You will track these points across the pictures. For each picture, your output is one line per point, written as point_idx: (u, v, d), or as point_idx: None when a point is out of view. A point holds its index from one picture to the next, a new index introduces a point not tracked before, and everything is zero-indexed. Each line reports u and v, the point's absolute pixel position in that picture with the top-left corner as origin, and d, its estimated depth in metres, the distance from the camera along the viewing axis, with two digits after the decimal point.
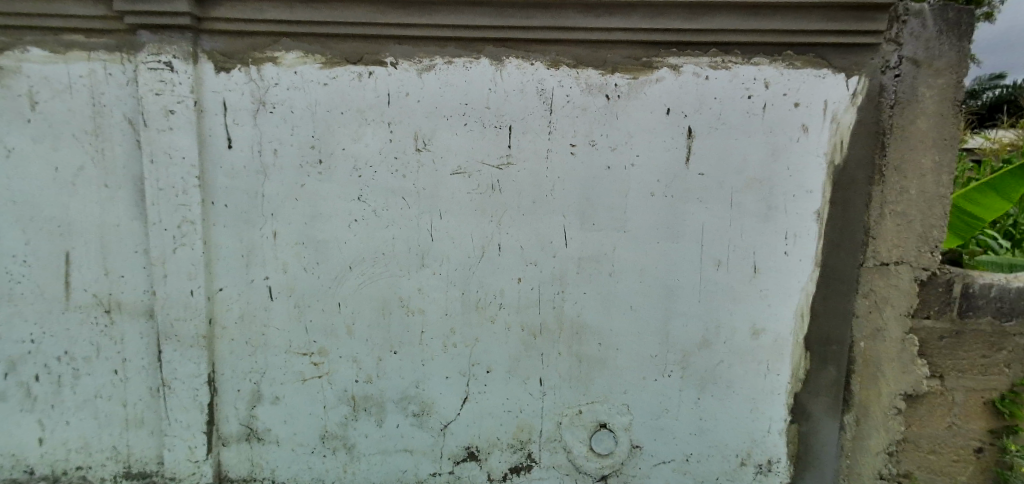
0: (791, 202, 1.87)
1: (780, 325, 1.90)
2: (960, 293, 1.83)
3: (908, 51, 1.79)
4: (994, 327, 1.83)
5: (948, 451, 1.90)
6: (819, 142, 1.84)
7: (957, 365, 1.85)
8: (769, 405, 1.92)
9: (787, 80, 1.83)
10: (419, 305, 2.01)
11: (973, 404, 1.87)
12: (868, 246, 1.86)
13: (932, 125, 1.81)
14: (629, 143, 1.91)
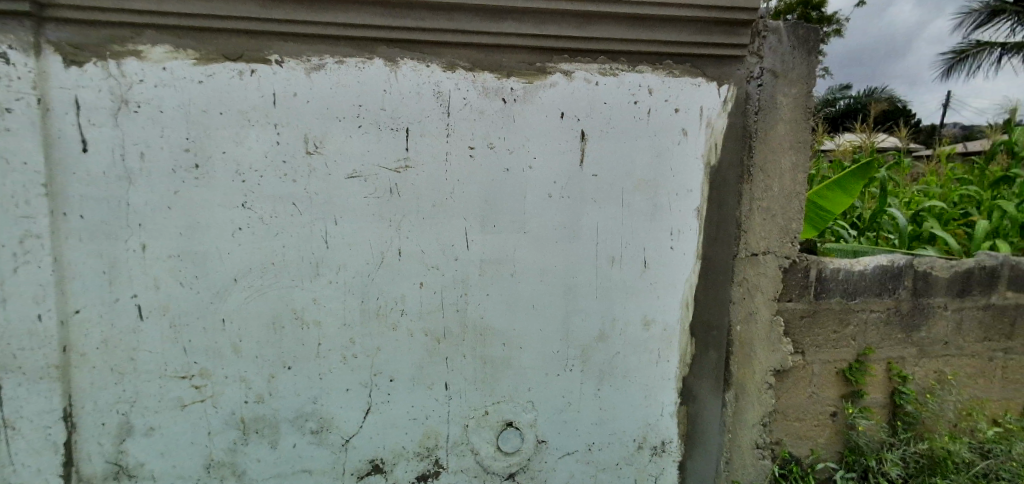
0: (675, 200, 2.01)
1: (668, 315, 2.04)
2: (815, 277, 2.07)
3: (768, 64, 2.00)
4: (842, 306, 2.08)
5: (810, 417, 2.14)
6: (697, 144, 2.00)
7: (815, 341, 2.10)
8: (660, 390, 2.06)
9: (668, 88, 1.97)
10: (315, 317, 1.91)
11: (828, 374, 2.12)
12: (740, 239, 2.05)
13: (788, 130, 2.04)
14: (527, 146, 1.95)
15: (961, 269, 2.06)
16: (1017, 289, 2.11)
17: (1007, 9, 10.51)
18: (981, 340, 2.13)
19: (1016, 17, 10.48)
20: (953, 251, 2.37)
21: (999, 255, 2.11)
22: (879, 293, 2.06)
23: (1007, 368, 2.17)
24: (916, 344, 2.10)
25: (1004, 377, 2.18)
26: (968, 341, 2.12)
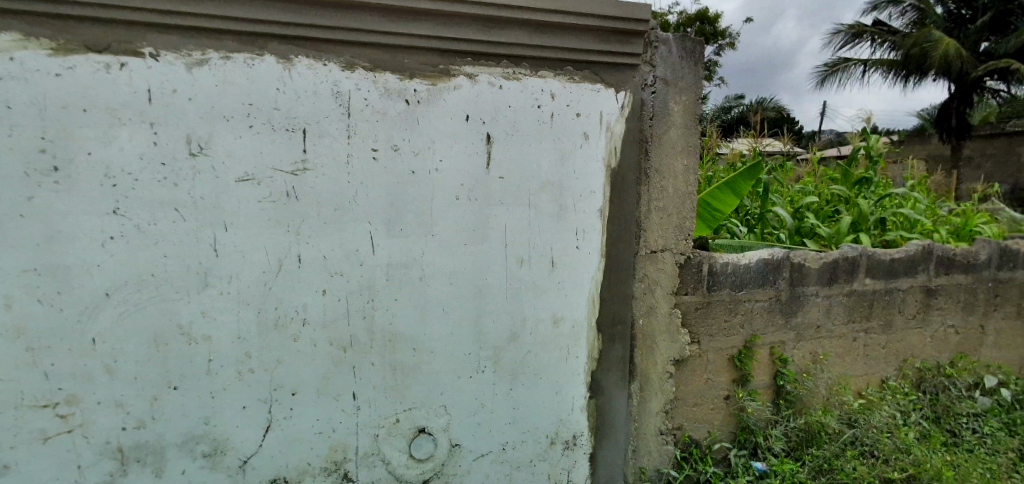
0: (579, 201, 2.08)
1: (575, 313, 2.11)
2: (707, 271, 2.23)
3: (660, 72, 2.13)
4: (732, 297, 2.26)
5: (706, 402, 2.30)
6: (598, 147, 2.08)
7: (708, 331, 2.26)
8: (570, 385, 2.12)
9: (569, 93, 2.03)
10: (204, 332, 1.77)
11: (721, 361, 2.29)
12: (640, 237, 2.17)
13: (680, 135, 2.19)
14: (432, 148, 1.93)
15: (829, 260, 2.31)
16: (874, 277, 2.38)
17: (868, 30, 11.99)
18: (846, 323, 2.39)
19: (874, 38, 11.99)
20: (826, 244, 2.64)
21: (860, 246, 2.38)
22: (762, 284, 2.26)
23: (868, 346, 2.45)
24: (794, 328, 2.33)
25: (866, 354, 2.45)
26: (837, 324, 2.38)
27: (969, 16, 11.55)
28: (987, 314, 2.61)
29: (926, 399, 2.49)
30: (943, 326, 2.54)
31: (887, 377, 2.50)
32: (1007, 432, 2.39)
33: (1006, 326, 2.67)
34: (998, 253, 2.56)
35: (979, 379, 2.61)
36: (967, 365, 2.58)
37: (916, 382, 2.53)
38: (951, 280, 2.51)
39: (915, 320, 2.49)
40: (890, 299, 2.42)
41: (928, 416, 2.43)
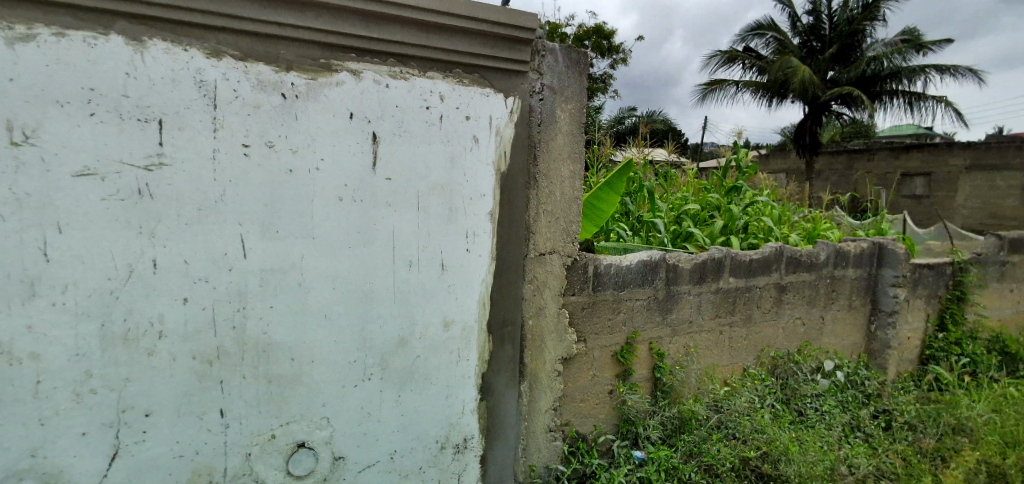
0: (469, 204, 2.08)
1: (466, 316, 2.10)
2: (592, 272, 2.34)
3: (547, 81, 2.21)
4: (615, 296, 2.39)
5: (591, 398, 2.41)
6: (488, 151, 2.10)
7: (593, 329, 2.38)
8: (461, 388, 2.11)
9: (458, 96, 2.03)
10: (30, 349, 1.53)
11: (606, 357, 2.42)
12: (530, 240, 2.23)
13: (566, 142, 2.28)
14: (312, 146, 1.83)
15: (699, 261, 2.53)
16: (736, 275, 2.65)
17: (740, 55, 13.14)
18: (714, 317, 2.63)
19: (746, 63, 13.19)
20: (700, 246, 2.90)
21: (725, 248, 2.63)
22: (642, 284, 2.42)
23: (732, 338, 2.71)
24: (669, 324, 2.52)
25: (730, 345, 2.71)
26: (705, 318, 2.61)
27: (820, 47, 13.08)
28: (827, 306, 3.01)
29: (779, 383, 2.81)
30: (793, 318, 2.88)
31: (748, 365, 2.79)
32: (840, 409, 2.76)
33: (841, 316, 3.08)
34: (835, 253, 2.96)
35: (820, 364, 2.96)
36: (811, 351, 2.94)
37: (771, 369, 2.85)
38: (799, 277, 2.86)
39: (770, 314, 2.80)
40: (749, 295, 2.71)
41: (780, 398, 2.73)
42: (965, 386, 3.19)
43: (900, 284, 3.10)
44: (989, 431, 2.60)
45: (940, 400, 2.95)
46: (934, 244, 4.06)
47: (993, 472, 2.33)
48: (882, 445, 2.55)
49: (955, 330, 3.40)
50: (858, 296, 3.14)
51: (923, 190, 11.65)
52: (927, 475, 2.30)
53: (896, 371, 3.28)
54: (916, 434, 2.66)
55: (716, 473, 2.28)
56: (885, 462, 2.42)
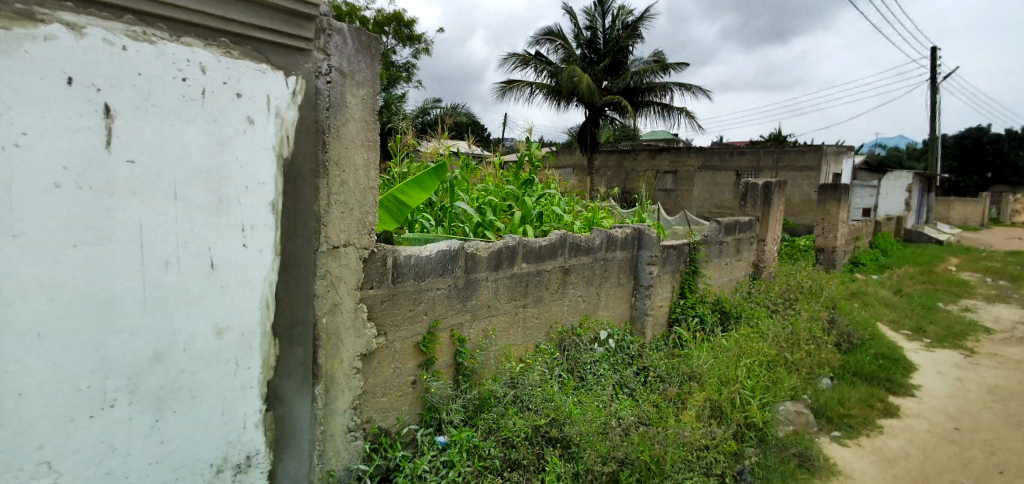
0: (244, 194, 1.80)
1: (245, 321, 1.84)
2: (391, 264, 2.32)
3: (335, 62, 2.07)
4: (415, 287, 2.41)
5: (393, 390, 2.41)
6: (266, 135, 1.85)
7: (394, 321, 2.37)
8: (241, 401, 1.85)
9: (225, 69, 1.71)
10: None
11: (407, 348, 2.43)
12: (320, 233, 2.08)
13: (359, 129, 2.20)
14: (8, 114, 1.30)
15: (495, 248, 2.71)
16: (528, 261, 2.90)
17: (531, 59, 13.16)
18: (509, 300, 2.84)
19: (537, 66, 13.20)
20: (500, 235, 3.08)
21: (518, 237, 2.85)
22: (441, 273, 2.48)
23: (525, 317, 2.96)
24: (469, 310, 2.64)
25: (523, 325, 2.96)
26: (502, 302, 2.80)
27: (594, 58, 13.20)
28: (601, 284, 3.49)
29: (564, 355, 3.17)
30: (575, 296, 3.28)
31: (539, 342, 3.09)
32: (612, 370, 3.23)
33: (612, 292, 3.61)
34: (606, 239, 3.46)
35: (597, 334, 3.43)
36: (589, 324, 3.38)
37: (558, 343, 3.20)
38: (579, 260, 3.27)
39: (556, 294, 3.13)
40: (539, 279, 2.99)
41: (566, 368, 3.08)
42: (696, 341, 4.01)
43: (653, 263, 3.77)
44: (711, 375, 3.29)
45: (680, 354, 3.65)
46: (677, 229, 5.03)
47: (715, 408, 3.03)
48: (642, 396, 3.07)
49: (691, 296, 4.28)
50: (624, 275, 3.70)
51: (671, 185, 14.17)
52: (672, 417, 2.83)
53: (652, 334, 3.97)
54: (665, 385, 3.22)
55: (512, 443, 2.43)
56: (644, 411, 2.89)
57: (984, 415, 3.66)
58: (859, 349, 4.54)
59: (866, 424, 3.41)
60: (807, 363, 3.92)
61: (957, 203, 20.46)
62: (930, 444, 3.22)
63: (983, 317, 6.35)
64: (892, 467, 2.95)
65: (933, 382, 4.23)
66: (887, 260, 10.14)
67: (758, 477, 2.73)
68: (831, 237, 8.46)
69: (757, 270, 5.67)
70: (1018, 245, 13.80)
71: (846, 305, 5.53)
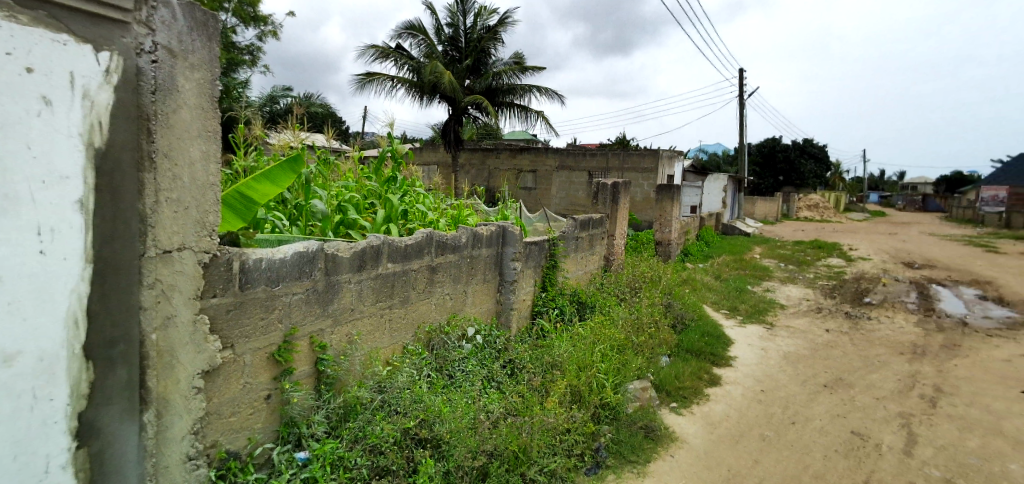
0: (40, 190, 1.47)
1: (44, 344, 1.50)
2: (238, 269, 2.10)
3: (162, 39, 1.79)
4: (267, 293, 2.21)
5: (243, 408, 2.18)
6: (69, 119, 1.55)
7: (242, 332, 2.14)
8: (42, 440, 1.51)
9: (6, 36, 1.39)
10: None
11: (259, 361, 2.22)
12: (146, 235, 1.79)
13: (194, 117, 1.94)
14: None
15: (358, 249, 2.60)
16: (393, 261, 2.83)
17: (392, 53, 12.80)
18: (374, 302, 2.75)
19: (398, 59, 12.88)
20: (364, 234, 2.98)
21: (382, 236, 2.78)
22: (298, 277, 2.32)
23: (391, 319, 2.89)
24: (330, 315, 2.50)
25: (390, 327, 2.89)
26: (367, 304, 2.70)
27: (456, 56, 13.23)
28: (468, 281, 3.55)
29: (433, 354, 3.16)
30: (442, 294, 3.29)
31: (406, 343, 3.04)
32: (480, 365, 3.29)
33: (479, 288, 3.69)
34: (472, 236, 3.52)
35: (464, 331, 3.47)
36: (457, 322, 3.43)
37: (426, 342, 3.19)
38: (446, 259, 3.28)
39: (423, 293, 3.10)
40: (406, 278, 2.94)
41: (434, 367, 3.07)
42: (557, 331, 4.26)
43: (516, 259, 3.92)
44: (571, 363, 3.50)
45: (542, 345, 3.84)
46: (537, 226, 5.28)
47: (576, 393, 3.25)
48: (508, 388, 3.17)
49: (551, 289, 4.54)
50: (489, 271, 3.81)
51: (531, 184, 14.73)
52: (537, 405, 2.97)
53: (516, 327, 4.13)
54: (530, 376, 3.37)
55: (380, 450, 2.36)
56: (510, 402, 2.98)
57: (781, 376, 4.45)
58: (690, 329, 5.23)
59: (696, 393, 3.93)
60: (650, 344, 4.40)
61: (761, 203, 24.48)
62: (745, 406, 3.81)
63: (777, 295, 7.73)
64: (716, 428, 3.44)
65: (745, 352, 5.01)
66: (712, 250, 11.82)
67: (611, 451, 3.00)
68: (668, 231, 9.11)
69: (607, 262, 6.19)
70: (801, 236, 17.09)
71: (681, 291, 6.30)
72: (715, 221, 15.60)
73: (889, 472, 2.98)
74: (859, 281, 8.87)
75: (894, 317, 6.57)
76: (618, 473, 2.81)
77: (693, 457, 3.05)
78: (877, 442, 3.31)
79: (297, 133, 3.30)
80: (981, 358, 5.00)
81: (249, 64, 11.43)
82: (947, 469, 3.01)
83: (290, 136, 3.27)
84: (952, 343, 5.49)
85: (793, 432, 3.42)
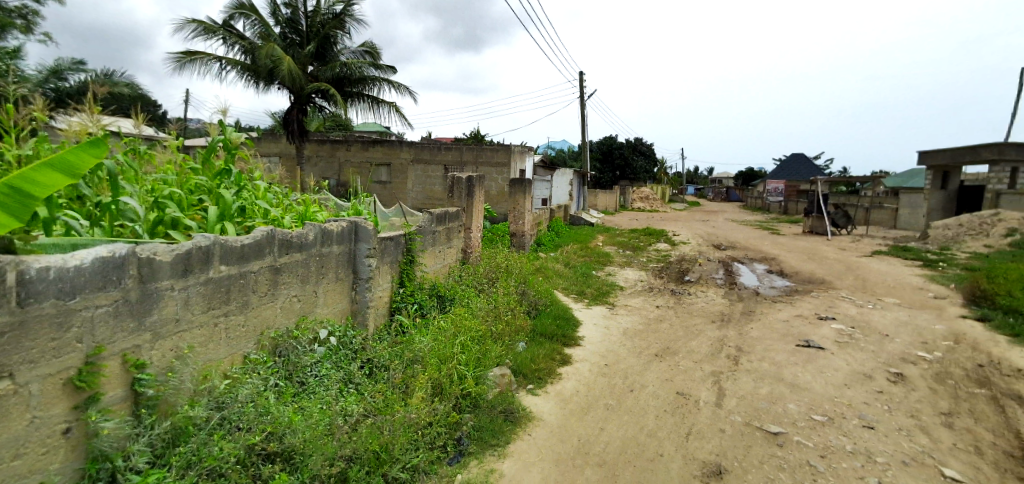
0: None
1: None
2: (15, 281, 1.68)
3: None
4: (59, 307, 1.82)
5: (31, 448, 1.78)
6: None
7: (25, 357, 1.73)
8: None
9: None
10: None
11: (50, 390, 1.81)
12: None
13: None
14: None
15: (181, 251, 2.31)
16: (227, 263, 2.57)
17: (217, 30, 11.42)
18: (206, 310, 2.47)
19: (226, 39, 11.59)
20: (190, 234, 2.66)
21: (212, 236, 2.51)
22: (102, 287, 1.97)
23: (229, 327, 2.62)
24: (148, 329, 2.18)
25: (227, 336, 2.62)
26: (196, 313, 2.42)
27: (297, 40, 12.34)
28: (318, 281, 3.36)
29: (280, 361, 2.93)
30: (288, 297, 3.07)
31: (248, 352, 2.79)
32: (335, 368, 3.13)
33: (330, 288, 3.52)
34: (321, 233, 3.34)
35: (315, 334, 3.27)
36: (307, 325, 3.23)
37: (272, 349, 2.96)
38: (291, 258, 3.07)
39: (265, 297, 2.87)
40: (244, 282, 2.69)
41: (283, 375, 2.87)
42: (417, 326, 4.24)
43: (371, 255, 3.82)
44: (433, 356, 3.48)
45: (402, 341, 3.78)
46: (391, 219, 5.17)
47: (437, 386, 3.26)
48: (367, 389, 3.07)
49: (409, 285, 4.51)
50: (342, 269, 3.65)
51: (386, 177, 14.58)
52: (397, 402, 2.92)
53: (373, 326, 4.01)
54: (390, 373, 3.29)
55: (220, 473, 2.12)
56: (370, 402, 2.89)
57: (621, 350, 4.96)
58: (543, 314, 5.59)
59: (550, 374, 4.22)
60: (507, 332, 4.59)
61: (602, 196, 26.97)
62: (592, 381, 4.17)
63: (618, 278, 8.60)
64: (568, 403, 3.73)
65: (592, 332, 5.49)
66: (561, 240, 12.71)
67: (473, 438, 3.10)
68: (522, 223, 9.44)
69: (465, 254, 6.32)
70: (635, 224, 19.25)
71: (536, 279, 6.66)
72: (563, 213, 16.75)
73: (705, 422, 3.51)
74: (682, 262, 10.27)
75: (707, 292, 7.74)
76: (479, 459, 2.91)
77: (548, 433, 3.28)
78: (697, 398, 3.87)
79: (96, 122, 2.78)
80: (768, 320, 6.14)
81: (20, 30, 9.38)
82: (746, 414, 3.64)
83: (82, 124, 2.72)
84: (749, 310, 6.65)
85: (632, 399, 3.85)
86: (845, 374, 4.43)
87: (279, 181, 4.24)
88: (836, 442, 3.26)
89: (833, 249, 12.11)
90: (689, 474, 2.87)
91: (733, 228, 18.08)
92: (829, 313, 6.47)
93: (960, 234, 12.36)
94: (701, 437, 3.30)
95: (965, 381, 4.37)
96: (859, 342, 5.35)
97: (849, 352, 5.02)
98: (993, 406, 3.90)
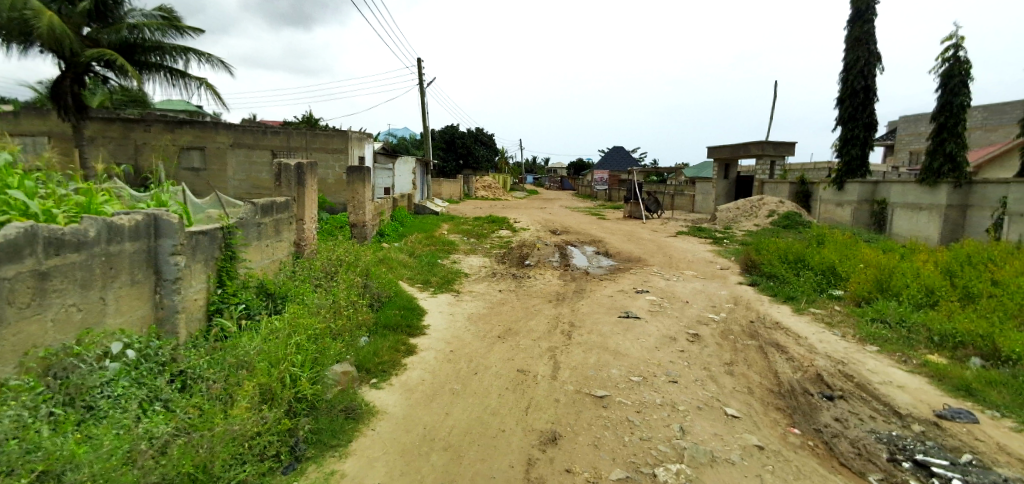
0: None
1: None
2: None
3: None
4: None
5: None
6: None
7: None
8: None
9: None
10: None
11: None
12: None
13: None
14: None
15: None
16: None
17: None
18: None
19: None
20: None
21: None
22: None
23: None
24: None
25: None
26: None
27: None
28: (106, 286, 2.84)
29: (56, 385, 2.42)
30: (61, 307, 2.55)
31: (4, 379, 2.25)
32: (134, 386, 2.69)
33: (125, 293, 3.01)
34: (106, 229, 2.82)
35: (106, 349, 2.78)
36: (93, 339, 2.72)
37: (41, 372, 2.42)
38: (63, 260, 2.54)
39: (28, 309, 2.35)
40: None
41: (60, 402, 2.38)
42: (241, 328, 3.84)
43: (177, 252, 3.35)
44: (261, 359, 3.17)
45: (223, 347, 3.39)
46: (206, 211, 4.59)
47: (267, 393, 2.98)
48: (177, 405, 2.69)
49: (231, 284, 4.06)
50: (139, 270, 3.14)
51: (199, 163, 12.83)
52: (218, 415, 2.61)
53: (186, 333, 3.53)
54: (207, 384, 2.93)
55: None
56: (183, 419, 2.54)
57: (465, 335, 5.10)
58: (387, 305, 5.49)
59: (393, 365, 4.16)
60: (347, 327, 4.41)
61: (445, 185, 27.16)
62: (437, 368, 4.22)
63: (463, 265, 8.76)
64: (412, 393, 3.74)
65: (436, 319, 5.56)
66: (406, 229, 12.54)
67: (310, 442, 2.94)
68: (362, 212, 9.11)
69: (298, 248, 5.91)
70: (479, 213, 19.67)
71: (378, 270, 6.49)
72: (406, 201, 16.50)
73: (542, 394, 3.79)
74: (523, 247, 10.87)
75: (545, 274, 8.30)
76: (318, 462, 2.77)
77: (391, 425, 3.25)
78: (535, 374, 4.16)
79: None
80: (595, 297, 6.82)
81: None
82: (577, 382, 4.01)
83: None
84: (580, 288, 7.31)
85: (475, 381, 3.99)
86: (656, 338, 5.14)
87: (51, 168, 3.53)
88: (648, 397, 3.77)
89: (648, 231, 13.91)
90: (529, 444, 3.08)
91: (566, 214, 19.55)
92: (644, 287, 7.42)
93: (739, 215, 15.12)
94: (538, 409, 3.56)
95: (741, 335, 5.39)
96: (667, 310, 6.25)
97: (660, 319, 5.84)
98: (759, 353, 4.88)
